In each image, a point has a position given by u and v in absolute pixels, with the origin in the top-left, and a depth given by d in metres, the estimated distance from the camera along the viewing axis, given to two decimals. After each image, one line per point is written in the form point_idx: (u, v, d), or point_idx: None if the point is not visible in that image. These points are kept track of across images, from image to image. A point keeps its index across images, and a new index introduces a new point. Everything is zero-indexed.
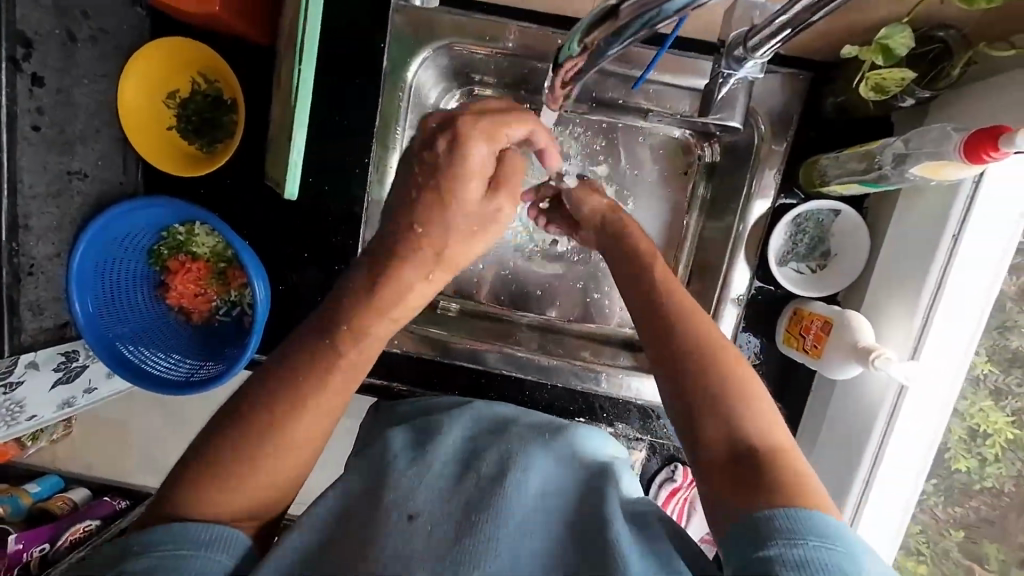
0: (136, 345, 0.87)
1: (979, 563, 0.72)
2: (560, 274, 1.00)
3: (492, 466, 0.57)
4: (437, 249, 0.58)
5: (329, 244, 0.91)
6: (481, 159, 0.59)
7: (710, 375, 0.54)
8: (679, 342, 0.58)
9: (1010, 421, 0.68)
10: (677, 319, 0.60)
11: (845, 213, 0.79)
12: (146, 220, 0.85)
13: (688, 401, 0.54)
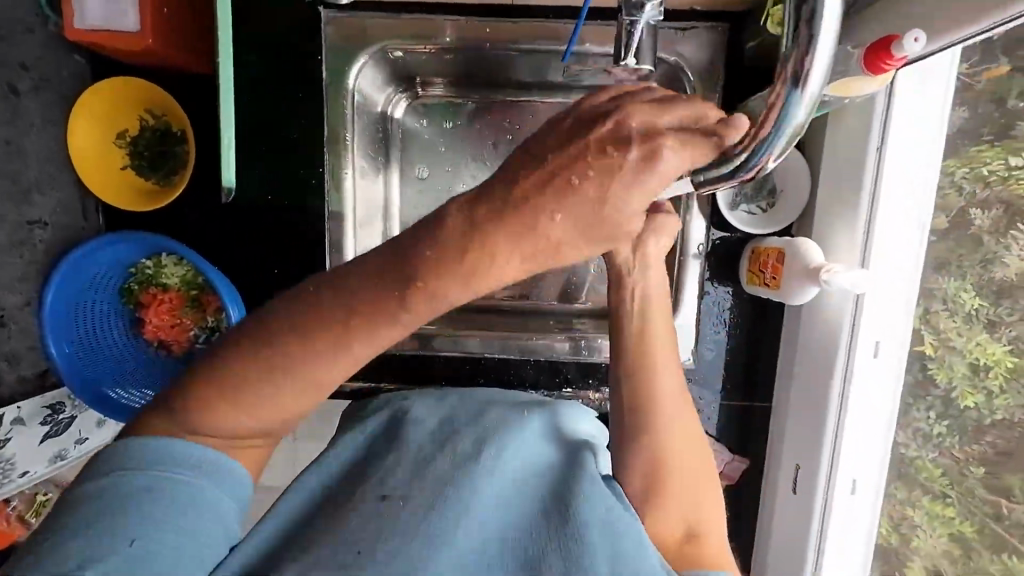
0: (120, 384, 0.88)
1: (1006, 497, 0.68)
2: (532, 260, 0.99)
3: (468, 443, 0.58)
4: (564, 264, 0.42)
5: (297, 257, 0.92)
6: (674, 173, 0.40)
7: (679, 459, 0.55)
8: (657, 429, 0.56)
9: (1008, 351, 0.65)
10: (665, 405, 0.57)
11: None
12: (113, 259, 0.86)
13: (650, 488, 0.55)
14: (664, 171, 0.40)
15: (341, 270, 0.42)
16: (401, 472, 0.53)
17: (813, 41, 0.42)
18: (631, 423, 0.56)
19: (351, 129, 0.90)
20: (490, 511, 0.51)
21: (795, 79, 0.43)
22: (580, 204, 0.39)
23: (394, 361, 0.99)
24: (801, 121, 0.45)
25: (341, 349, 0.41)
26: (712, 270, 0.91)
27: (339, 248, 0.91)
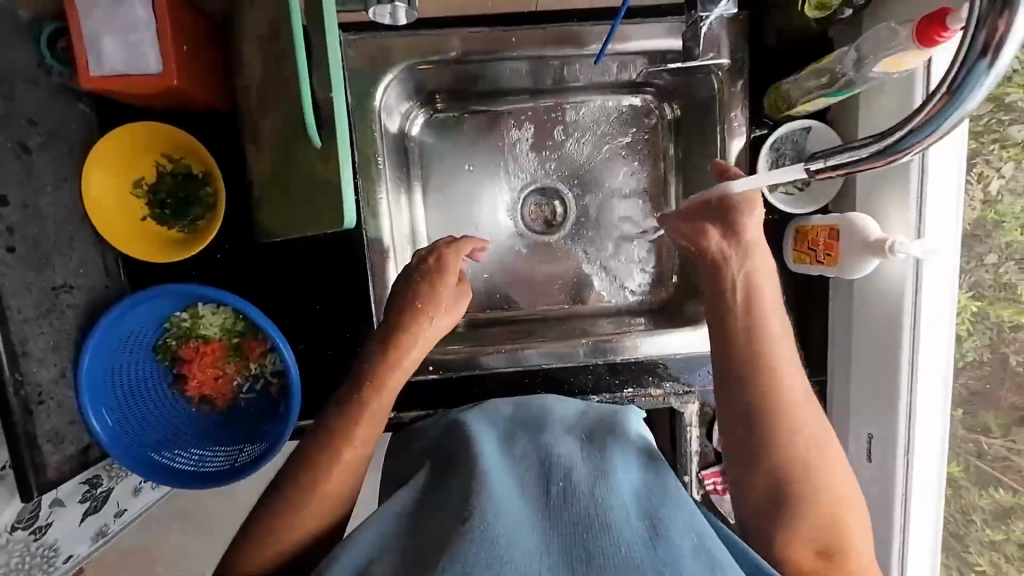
0: (167, 449, 0.83)
1: (984, 432, 0.82)
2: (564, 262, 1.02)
3: (574, 473, 0.60)
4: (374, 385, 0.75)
5: (337, 289, 0.89)
6: (447, 297, 0.83)
7: (799, 470, 0.64)
8: (786, 443, 0.65)
9: (971, 297, 0.77)
10: (790, 417, 0.66)
11: (816, 128, 0.84)
12: (148, 315, 0.81)
13: (778, 497, 0.64)
14: (449, 266, 0.84)
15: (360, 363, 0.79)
16: (492, 498, 0.55)
17: (1015, 5, 0.43)
18: (761, 435, 0.66)
19: (381, 152, 0.89)
20: (592, 532, 0.53)
21: (984, 49, 0.45)
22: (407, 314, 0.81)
23: (449, 385, 0.95)
24: (981, 96, 0.47)
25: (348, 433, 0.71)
26: None
27: (381, 274, 0.89)
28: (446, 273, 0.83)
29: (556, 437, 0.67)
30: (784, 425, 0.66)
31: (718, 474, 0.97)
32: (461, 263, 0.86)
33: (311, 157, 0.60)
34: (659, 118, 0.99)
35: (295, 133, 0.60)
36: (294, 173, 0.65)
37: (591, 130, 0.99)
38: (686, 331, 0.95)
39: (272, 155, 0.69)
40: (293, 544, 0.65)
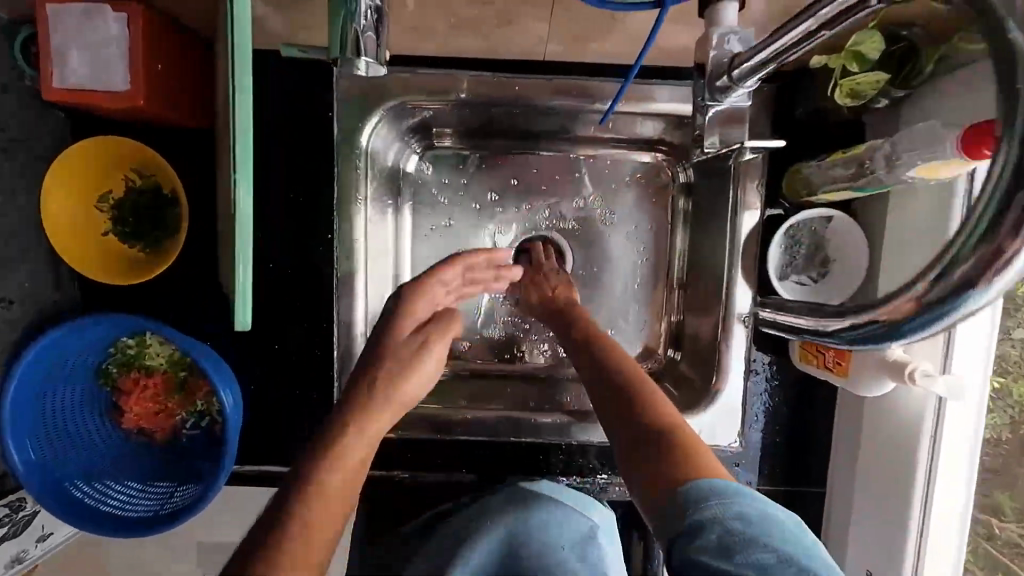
0: (92, 484, 0.76)
1: (999, 518, 0.67)
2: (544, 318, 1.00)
3: (514, 538, 0.78)
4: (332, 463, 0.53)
5: (300, 330, 0.84)
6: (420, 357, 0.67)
7: (631, 385, 0.63)
8: (602, 366, 0.68)
9: (999, 377, 0.65)
10: (607, 355, 0.71)
11: (837, 219, 0.76)
12: (89, 342, 0.75)
13: (611, 408, 0.62)
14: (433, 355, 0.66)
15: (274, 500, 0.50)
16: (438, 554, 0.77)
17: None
18: (586, 373, 0.69)
19: (363, 196, 0.83)
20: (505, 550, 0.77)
21: (983, 268, 0.40)
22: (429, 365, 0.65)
23: (411, 446, 0.87)
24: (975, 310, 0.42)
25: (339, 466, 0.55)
26: (761, 344, 0.84)
27: (348, 319, 0.83)
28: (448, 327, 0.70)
29: (562, 526, 0.78)
30: (596, 357, 0.71)
31: None
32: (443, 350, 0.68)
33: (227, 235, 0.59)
34: (670, 180, 1.00)
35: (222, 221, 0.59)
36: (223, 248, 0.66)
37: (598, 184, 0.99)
38: None
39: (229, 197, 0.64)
40: None
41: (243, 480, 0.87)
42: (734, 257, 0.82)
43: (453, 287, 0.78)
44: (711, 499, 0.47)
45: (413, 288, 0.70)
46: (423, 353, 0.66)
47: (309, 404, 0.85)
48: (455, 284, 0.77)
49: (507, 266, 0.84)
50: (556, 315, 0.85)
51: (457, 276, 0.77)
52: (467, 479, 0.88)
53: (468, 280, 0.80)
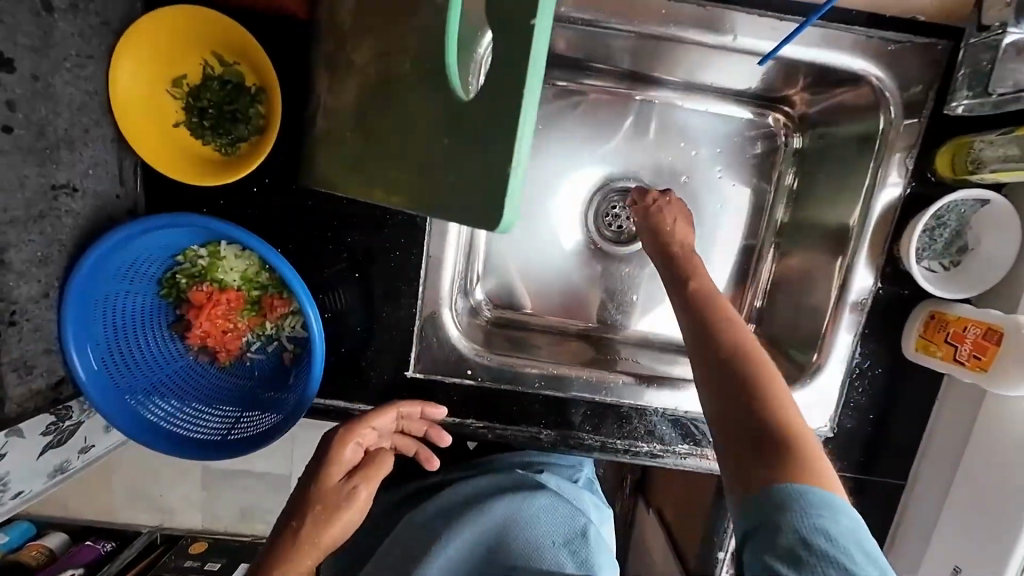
0: (153, 399, 0.71)
1: None
2: (616, 277, 0.96)
3: (508, 515, 0.73)
4: (342, 489, 0.70)
5: (386, 262, 0.77)
6: (349, 458, 0.72)
7: (740, 359, 0.57)
8: (713, 339, 0.59)
9: None
10: (726, 322, 0.61)
11: (995, 203, 0.70)
12: (157, 245, 0.67)
13: (717, 375, 0.57)
14: (378, 460, 0.73)
15: (302, 502, 0.69)
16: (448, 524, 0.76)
17: None
18: (698, 343, 0.61)
19: None
20: (494, 523, 0.73)
21: None
22: (371, 462, 0.73)
23: (486, 399, 0.81)
24: None
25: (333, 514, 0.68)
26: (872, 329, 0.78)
27: (440, 252, 0.76)
28: (413, 417, 0.77)
29: (554, 519, 0.73)
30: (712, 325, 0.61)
31: None
32: (385, 463, 0.74)
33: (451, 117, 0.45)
34: (782, 145, 0.92)
35: (448, 99, 0.45)
36: (395, 143, 0.51)
37: (698, 141, 0.92)
38: None
39: (356, 94, 0.56)
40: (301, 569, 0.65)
41: (317, 414, 0.79)
42: (861, 233, 0.77)
43: (386, 434, 0.77)
44: (802, 505, 0.46)
45: (340, 437, 0.72)
46: (350, 501, 0.69)
47: (386, 342, 0.79)
48: (387, 430, 0.76)
49: (434, 425, 0.79)
50: (668, 266, 0.73)
51: (389, 424, 0.75)
52: (542, 437, 0.82)
53: (400, 429, 0.78)
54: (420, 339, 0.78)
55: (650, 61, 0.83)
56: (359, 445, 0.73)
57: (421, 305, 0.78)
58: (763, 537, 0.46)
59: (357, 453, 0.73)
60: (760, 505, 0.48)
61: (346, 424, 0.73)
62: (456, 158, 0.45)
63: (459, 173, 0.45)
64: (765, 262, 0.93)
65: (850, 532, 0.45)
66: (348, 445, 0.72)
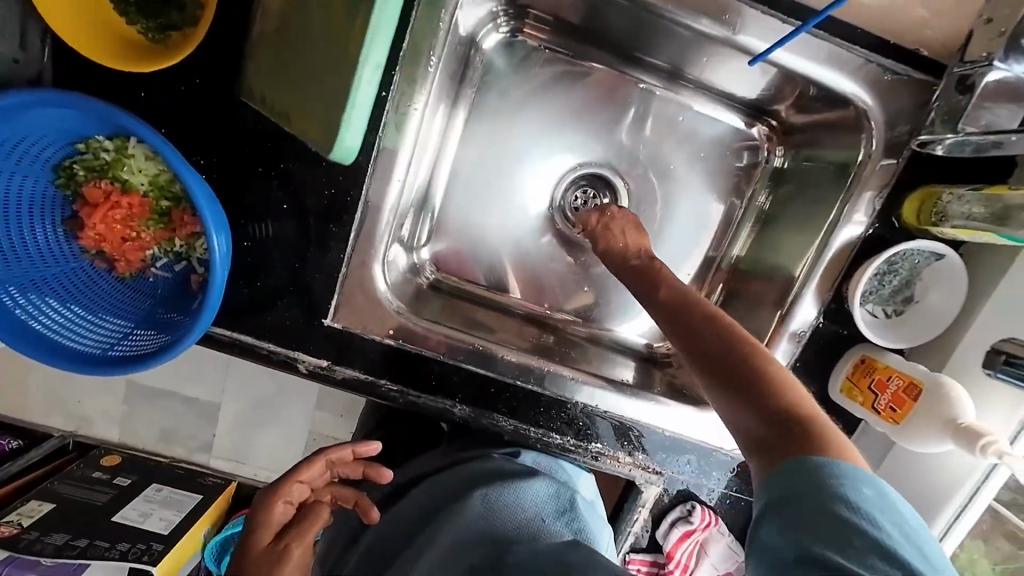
0: (31, 297, 0.64)
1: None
2: (572, 266, 0.92)
3: (497, 498, 0.72)
4: (278, 549, 0.70)
5: (319, 197, 0.70)
6: (281, 515, 0.72)
7: (738, 354, 0.54)
8: (701, 339, 0.57)
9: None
10: (707, 321, 0.58)
11: (949, 259, 0.69)
12: (51, 126, 0.59)
13: (718, 370, 0.55)
14: (312, 519, 0.72)
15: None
16: (429, 526, 0.72)
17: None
18: (686, 346, 0.58)
19: (434, 58, 0.69)
20: (484, 512, 0.71)
21: None
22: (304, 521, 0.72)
23: (403, 361, 0.77)
24: None
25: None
26: (805, 362, 0.77)
27: (380, 199, 0.71)
28: (342, 463, 0.77)
29: (544, 494, 0.73)
30: (693, 325, 0.59)
31: (646, 564, 0.86)
32: (317, 524, 0.72)
33: (335, 57, 0.54)
34: (762, 160, 0.88)
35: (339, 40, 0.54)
36: (294, 64, 0.58)
37: (678, 140, 0.89)
38: (671, 407, 0.80)
39: None
40: None
41: (220, 348, 0.74)
42: (815, 265, 0.75)
43: (321, 487, 0.76)
44: (841, 484, 0.44)
45: (269, 495, 0.73)
46: (281, 563, 0.68)
47: (308, 283, 0.73)
48: (318, 482, 0.76)
49: (373, 464, 0.77)
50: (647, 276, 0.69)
51: (321, 475, 0.76)
52: (456, 411, 0.79)
53: (335, 476, 0.77)
54: (343, 287, 0.73)
55: (645, 40, 0.78)
56: (289, 498, 0.73)
57: (351, 251, 0.72)
58: (803, 529, 0.43)
59: (290, 510, 0.73)
60: (788, 494, 0.45)
61: (275, 483, 0.74)
62: (332, 90, 0.55)
63: (331, 107, 0.55)
64: (722, 277, 0.91)
65: (878, 499, 0.43)
66: (276, 502, 0.72)
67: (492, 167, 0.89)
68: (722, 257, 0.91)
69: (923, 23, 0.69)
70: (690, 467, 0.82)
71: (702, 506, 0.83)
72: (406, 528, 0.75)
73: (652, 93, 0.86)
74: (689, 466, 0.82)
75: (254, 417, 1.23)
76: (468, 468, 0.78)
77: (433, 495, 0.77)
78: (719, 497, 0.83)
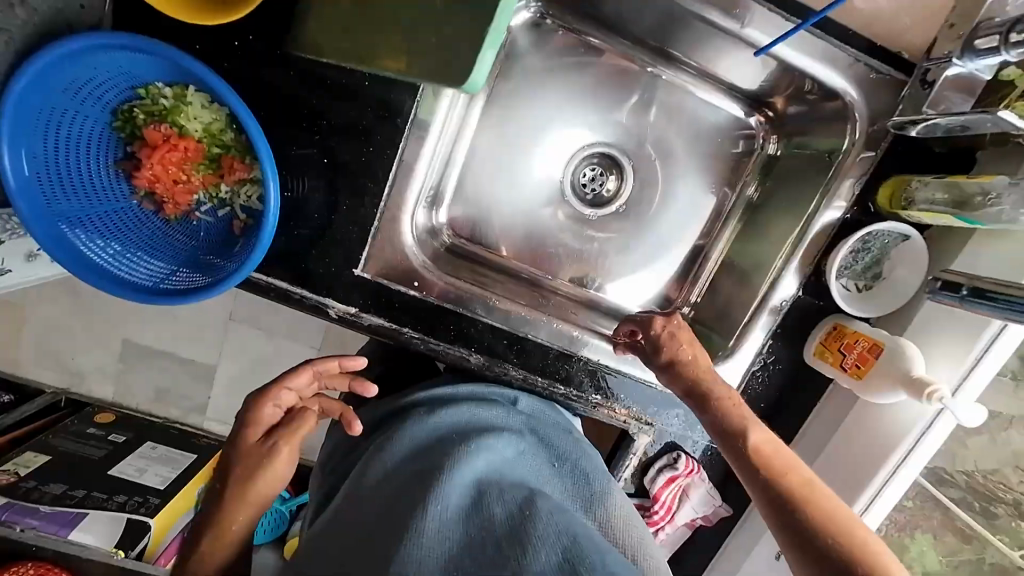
0: (87, 232, 0.68)
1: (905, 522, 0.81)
2: (580, 236, 1.00)
3: (497, 450, 0.70)
4: (267, 443, 0.75)
5: (357, 155, 0.76)
6: (271, 415, 0.77)
7: (801, 501, 0.60)
8: (766, 480, 0.62)
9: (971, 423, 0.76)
10: (794, 502, 0.60)
11: (913, 240, 0.78)
12: (118, 70, 0.64)
13: (785, 518, 0.60)
14: (298, 422, 0.77)
15: (226, 469, 0.74)
16: (411, 467, 0.68)
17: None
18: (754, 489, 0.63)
19: None
20: (485, 462, 0.67)
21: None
22: (290, 422, 0.77)
23: (424, 312, 0.83)
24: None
25: (257, 473, 0.73)
26: (783, 329, 0.87)
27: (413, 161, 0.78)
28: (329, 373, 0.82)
29: (536, 450, 0.75)
30: (762, 468, 0.63)
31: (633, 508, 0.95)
32: (303, 426, 0.77)
33: None
34: (758, 148, 0.97)
35: None
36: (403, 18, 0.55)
37: (682, 124, 0.97)
38: None
39: None
40: (228, 544, 0.72)
41: (257, 290, 0.79)
42: (798, 242, 0.84)
43: (309, 396, 0.81)
44: None
45: (258, 399, 0.77)
46: (271, 458, 0.74)
47: (341, 235, 0.79)
48: (307, 391, 0.81)
49: (359, 378, 0.84)
50: (702, 396, 0.71)
51: (309, 384, 0.81)
52: (471, 359, 0.85)
53: (323, 386, 0.83)
54: (375, 239, 0.80)
55: (660, 29, 0.85)
56: (276, 402, 0.78)
57: (384, 207, 0.79)
58: None
59: (278, 413, 0.78)
60: None
61: (265, 388, 0.79)
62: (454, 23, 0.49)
63: (447, 36, 0.49)
64: (714, 254, 0.99)
65: None
66: (264, 403, 0.77)
67: (510, 139, 0.95)
68: (716, 236, 0.99)
69: (905, 30, 0.78)
70: (678, 420, 0.92)
71: (686, 455, 0.92)
72: (381, 478, 0.68)
73: (662, 79, 0.94)
74: (677, 420, 0.92)
75: (261, 373, 1.28)
76: (448, 421, 0.75)
77: (410, 441, 0.72)
78: (701, 448, 0.94)
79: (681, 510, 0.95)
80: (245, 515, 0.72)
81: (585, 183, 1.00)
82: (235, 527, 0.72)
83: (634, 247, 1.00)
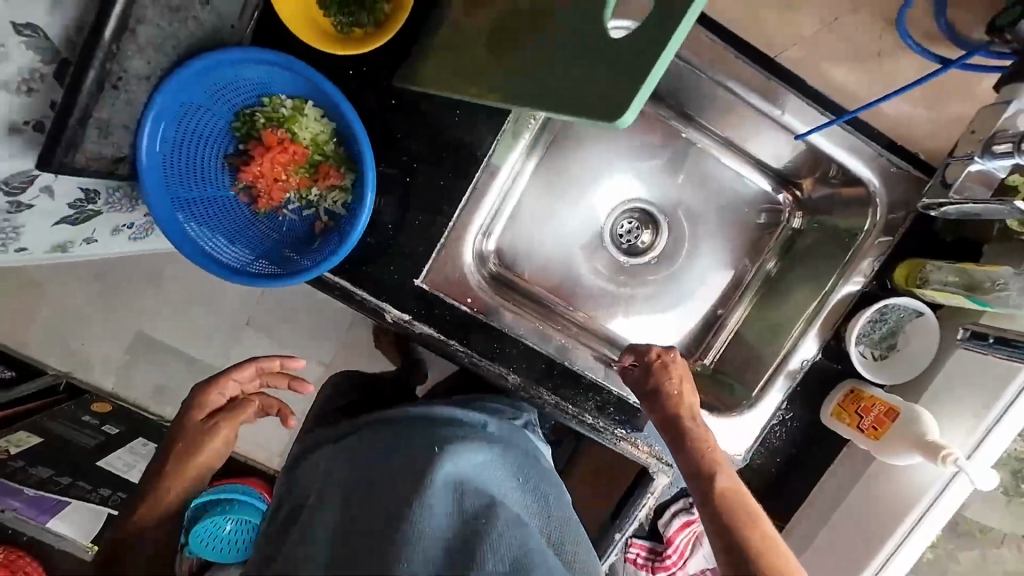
0: (188, 211, 0.76)
1: None
2: (614, 280, 1.08)
3: (466, 463, 0.68)
4: (211, 426, 0.82)
5: (437, 179, 0.85)
6: (215, 401, 0.85)
7: (759, 552, 0.65)
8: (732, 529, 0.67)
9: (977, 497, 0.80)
10: (752, 553, 0.65)
11: (925, 316, 0.86)
12: (254, 79, 0.74)
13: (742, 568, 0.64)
14: (239, 411, 0.84)
15: (170, 444, 0.81)
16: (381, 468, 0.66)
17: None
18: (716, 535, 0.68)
19: None
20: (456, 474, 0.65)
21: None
22: (233, 409, 0.84)
23: (470, 328, 0.89)
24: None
25: (197, 449, 0.80)
26: (800, 387, 0.93)
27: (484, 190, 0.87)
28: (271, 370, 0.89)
29: (505, 462, 0.75)
30: (728, 517, 0.68)
31: (644, 549, 0.98)
32: (240, 413, 0.84)
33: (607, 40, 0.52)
34: (783, 221, 1.06)
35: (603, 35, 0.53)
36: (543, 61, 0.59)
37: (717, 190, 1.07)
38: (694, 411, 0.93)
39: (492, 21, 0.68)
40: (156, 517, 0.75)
41: (324, 288, 0.85)
42: (820, 309, 0.92)
43: (251, 389, 0.89)
44: None
45: (207, 384, 0.85)
46: (210, 436, 0.81)
47: (409, 248, 0.86)
48: (249, 385, 0.88)
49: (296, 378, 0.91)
50: (683, 436, 0.75)
51: (252, 378, 0.88)
52: (508, 379, 0.90)
53: (264, 382, 0.90)
54: (438, 255, 0.87)
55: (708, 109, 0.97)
56: (224, 390, 0.86)
57: (452, 227, 0.86)
58: None
59: (223, 399, 0.86)
60: None
61: (216, 375, 0.86)
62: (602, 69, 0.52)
63: (597, 84, 0.52)
64: (737, 311, 1.07)
65: None
66: (211, 388, 0.85)
67: (562, 184, 1.05)
68: (739, 296, 1.07)
69: (923, 136, 0.89)
70: None
71: None
72: (344, 479, 0.65)
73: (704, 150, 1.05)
74: None
75: None
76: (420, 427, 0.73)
77: (376, 441, 0.70)
78: None
79: (694, 556, 0.98)
80: (178, 489, 0.78)
81: (625, 232, 1.09)
82: (167, 502, 0.76)
83: (663, 297, 1.08)
